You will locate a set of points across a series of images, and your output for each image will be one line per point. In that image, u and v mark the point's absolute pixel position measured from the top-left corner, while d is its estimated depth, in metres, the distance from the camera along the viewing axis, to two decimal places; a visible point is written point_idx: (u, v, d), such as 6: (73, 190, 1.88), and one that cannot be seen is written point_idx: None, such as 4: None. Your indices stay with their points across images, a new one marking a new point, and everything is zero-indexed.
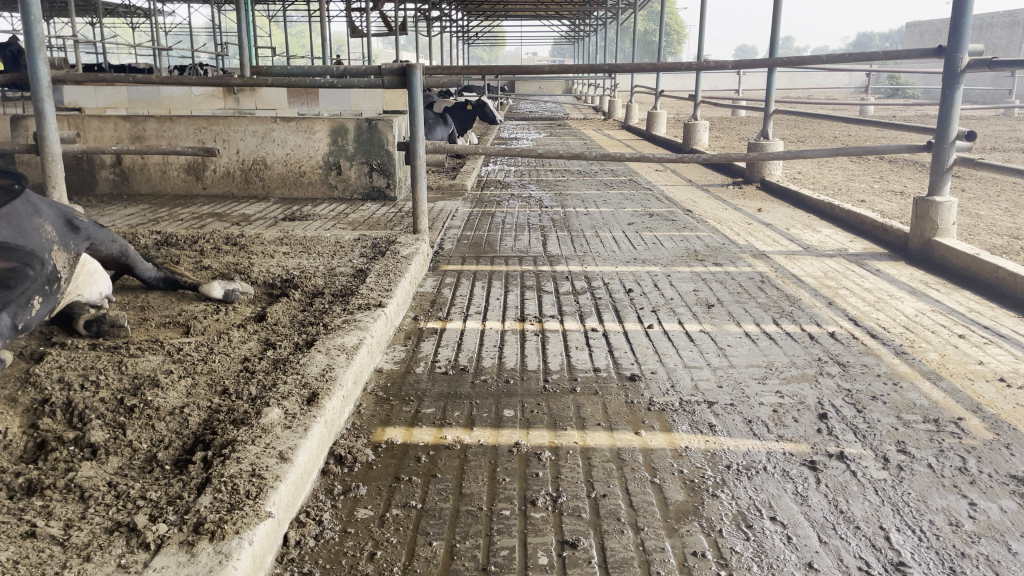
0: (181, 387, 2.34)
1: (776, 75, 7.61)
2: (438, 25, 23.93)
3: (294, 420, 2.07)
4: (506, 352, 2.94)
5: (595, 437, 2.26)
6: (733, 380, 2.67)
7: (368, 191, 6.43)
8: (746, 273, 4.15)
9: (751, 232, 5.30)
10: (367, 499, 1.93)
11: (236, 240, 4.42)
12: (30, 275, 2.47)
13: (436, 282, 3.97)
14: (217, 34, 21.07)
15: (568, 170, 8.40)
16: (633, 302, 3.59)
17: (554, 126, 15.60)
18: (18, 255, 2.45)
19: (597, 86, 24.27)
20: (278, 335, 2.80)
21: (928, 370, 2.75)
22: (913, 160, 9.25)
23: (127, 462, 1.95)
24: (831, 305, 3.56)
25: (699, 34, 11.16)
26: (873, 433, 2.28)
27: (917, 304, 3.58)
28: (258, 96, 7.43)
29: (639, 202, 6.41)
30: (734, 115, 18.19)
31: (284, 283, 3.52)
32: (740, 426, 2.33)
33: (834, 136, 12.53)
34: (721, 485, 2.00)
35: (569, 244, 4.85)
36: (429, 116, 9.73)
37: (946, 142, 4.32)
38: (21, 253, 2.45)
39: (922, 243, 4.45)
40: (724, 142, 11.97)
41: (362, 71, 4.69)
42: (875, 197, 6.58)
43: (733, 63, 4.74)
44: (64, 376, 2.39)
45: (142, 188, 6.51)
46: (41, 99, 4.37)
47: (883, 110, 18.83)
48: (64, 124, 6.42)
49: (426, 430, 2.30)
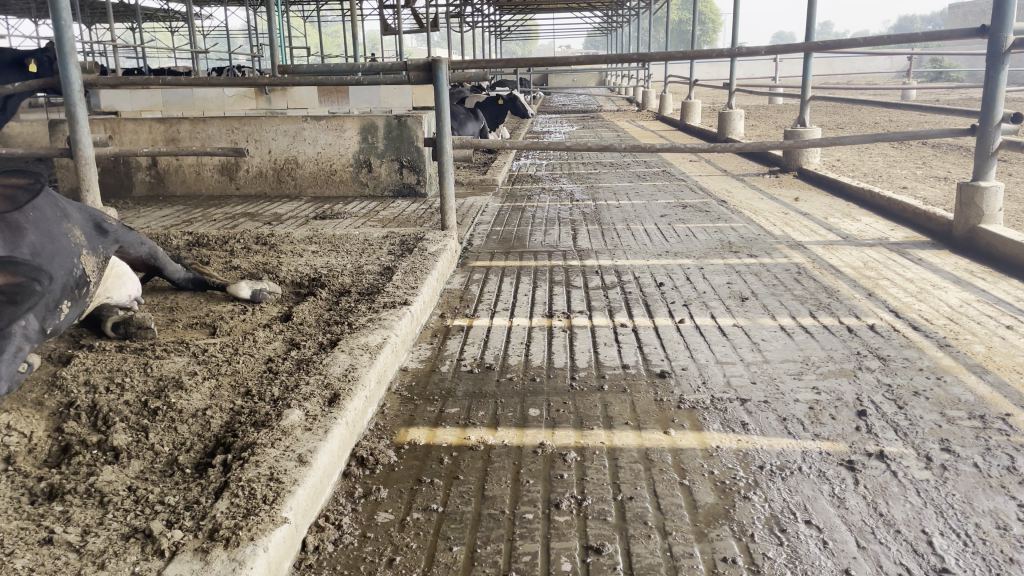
0: (205, 389, 2.32)
1: (813, 60, 7.41)
2: (470, 20, 23.94)
3: (315, 422, 2.04)
4: (533, 349, 2.89)
5: (623, 437, 2.20)
6: (768, 376, 2.58)
7: (398, 188, 6.42)
8: (783, 264, 4.04)
9: (787, 222, 5.17)
10: (388, 503, 1.89)
11: (267, 238, 4.43)
12: (38, 291, 2.35)
13: (464, 279, 3.93)
14: (253, 36, 21.31)
15: (600, 162, 8.31)
16: (665, 296, 3.51)
17: (587, 118, 15.47)
18: (24, 270, 2.34)
19: (631, 77, 24.11)
20: (303, 335, 2.78)
21: (973, 363, 2.64)
22: (958, 144, 8.98)
23: (149, 465, 1.93)
24: (871, 297, 3.44)
25: (733, 22, 10.97)
26: (916, 430, 2.18)
27: (963, 294, 3.44)
28: (290, 95, 7.46)
29: (672, 194, 6.31)
30: (771, 102, 17.88)
31: (311, 282, 3.51)
32: (774, 424, 2.25)
33: (875, 121, 12.26)
34: (753, 486, 1.92)
35: (600, 238, 4.77)
36: (460, 111, 9.69)
37: (991, 125, 4.15)
38: (27, 268, 2.35)
39: (967, 230, 4.29)
40: (761, 130, 11.77)
41: (388, 67, 4.66)
42: (918, 183, 6.38)
43: (766, 49, 4.60)
44: (90, 379, 2.39)
45: (177, 189, 6.58)
46: (74, 103, 4.43)
47: (927, 93, 18.38)
48: (100, 127, 6.50)
49: (449, 430, 2.26)
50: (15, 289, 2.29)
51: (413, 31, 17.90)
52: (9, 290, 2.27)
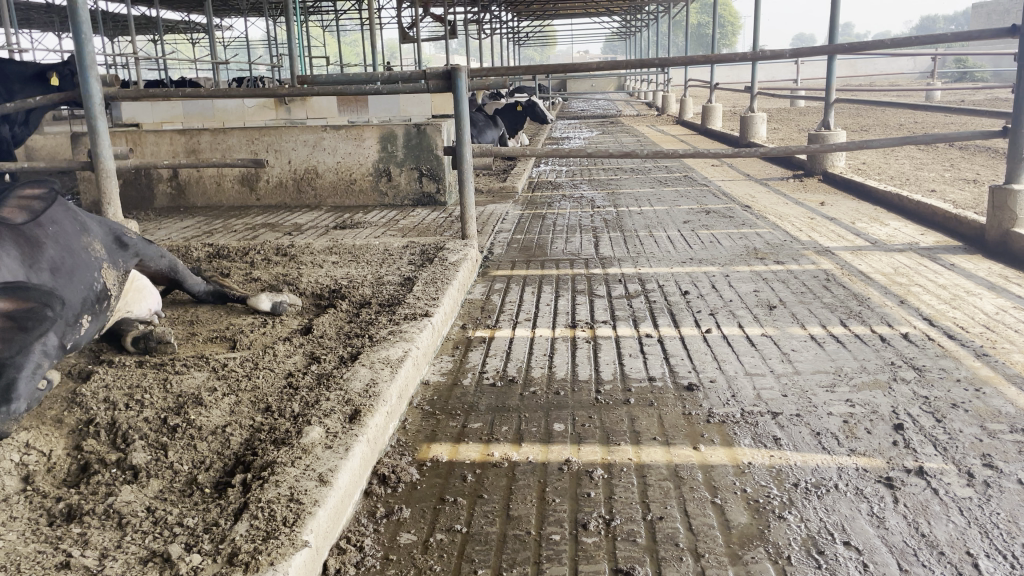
0: (225, 405, 2.29)
1: (837, 61, 7.30)
2: (488, 28, 23.98)
3: (335, 440, 2.00)
4: (556, 360, 2.84)
5: (652, 453, 2.14)
6: (799, 388, 2.51)
7: (418, 197, 6.40)
8: (810, 271, 3.96)
9: (813, 227, 5.08)
10: (411, 523, 1.84)
11: (287, 250, 4.41)
12: (49, 315, 2.28)
13: (485, 288, 3.89)
14: (272, 46, 21.41)
15: (621, 168, 8.25)
16: (690, 305, 3.45)
17: (606, 123, 15.42)
18: (36, 295, 2.27)
19: (649, 82, 24.06)
20: (323, 348, 2.75)
21: (1013, 373, 2.55)
22: (987, 146, 8.82)
23: (168, 485, 1.90)
24: (903, 304, 3.35)
25: (754, 26, 10.88)
26: (956, 445, 2.10)
27: (998, 301, 3.34)
28: (309, 105, 7.46)
29: (695, 199, 6.23)
30: (793, 105, 17.75)
31: (332, 293, 3.48)
32: (808, 439, 2.18)
33: (899, 123, 12.11)
34: (788, 505, 1.86)
35: (623, 245, 4.71)
36: (480, 119, 9.68)
37: None
38: (39, 292, 2.28)
39: (1000, 234, 4.17)
40: (783, 133, 11.63)
41: (407, 76, 4.62)
42: (946, 186, 6.26)
43: (789, 51, 4.52)
44: (110, 396, 2.37)
45: (198, 201, 6.60)
46: (95, 116, 4.44)
47: (952, 96, 18.15)
48: (122, 140, 6.54)
49: (473, 446, 2.21)
50: (26, 315, 2.20)
51: (432, 39, 17.92)
52: (20, 316, 2.19)
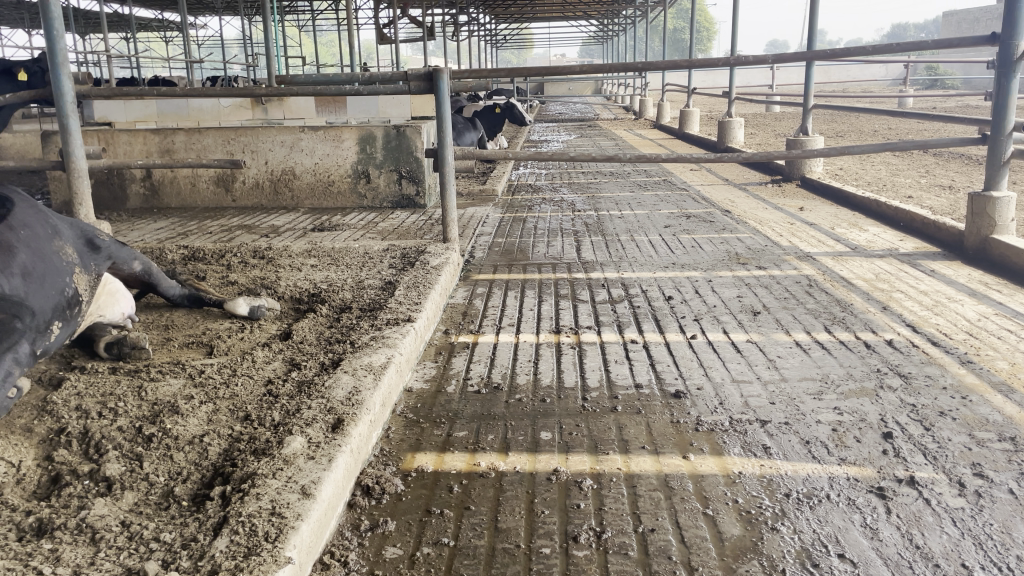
0: (202, 414, 2.22)
1: (814, 68, 7.34)
2: (466, 30, 23.92)
3: (318, 450, 1.94)
4: (541, 367, 2.80)
5: (641, 462, 2.10)
6: (787, 396, 2.49)
7: (397, 199, 6.34)
8: (792, 276, 3.96)
9: (793, 233, 5.09)
10: (396, 537, 1.79)
11: (264, 252, 4.32)
12: (17, 328, 2.20)
13: (467, 293, 3.84)
14: (247, 45, 21.16)
15: (600, 172, 8.24)
16: (674, 311, 3.42)
17: (583, 126, 15.44)
18: (5, 305, 2.19)
19: (626, 86, 24.14)
20: (304, 354, 2.69)
21: (998, 381, 2.55)
22: (960, 152, 8.93)
23: (143, 497, 1.83)
24: (886, 311, 3.35)
25: (732, 31, 10.93)
26: (945, 454, 2.09)
27: (979, 307, 3.36)
28: (286, 105, 7.36)
29: (675, 204, 6.23)
30: (769, 111, 17.89)
31: (311, 297, 3.41)
32: (797, 447, 2.16)
33: (873, 129, 12.24)
34: (781, 516, 1.83)
35: (605, 250, 4.68)
36: (458, 121, 9.63)
37: (1003, 134, 4.06)
38: (8, 303, 2.20)
39: (979, 240, 4.20)
40: (760, 138, 11.69)
41: (388, 77, 4.56)
42: (923, 192, 6.31)
43: (771, 57, 4.52)
44: (82, 404, 2.29)
45: (172, 201, 6.48)
46: (66, 115, 4.33)
47: (924, 103, 18.41)
48: (93, 138, 6.41)
49: (458, 456, 2.16)
50: None
51: (409, 40, 17.82)
52: None
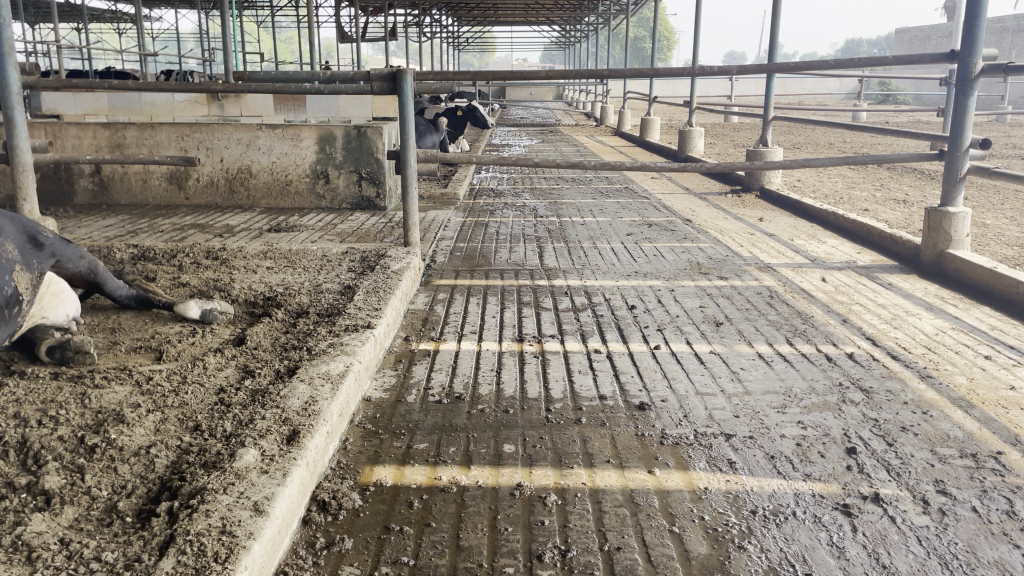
0: (150, 423, 2.12)
1: (775, 80, 7.41)
2: (429, 32, 23.79)
3: (272, 464, 1.85)
4: (504, 376, 2.74)
5: (605, 477, 2.06)
6: (751, 409, 2.47)
7: (356, 201, 6.24)
8: (753, 287, 3.97)
9: (754, 243, 5.12)
10: (353, 555, 1.72)
11: (217, 253, 4.20)
12: None
13: (429, 298, 3.77)
14: (204, 41, 20.69)
15: (562, 178, 8.23)
16: (637, 320, 3.40)
17: (546, 132, 15.44)
18: None
19: (587, 93, 24.26)
20: (258, 361, 2.59)
21: (958, 397, 2.56)
22: (914, 167, 9.12)
23: (84, 513, 1.73)
24: (846, 323, 3.37)
25: (694, 42, 11.04)
26: (909, 470, 2.09)
27: (936, 322, 3.40)
28: (244, 102, 7.16)
29: (636, 211, 6.24)
30: (728, 121, 18.15)
31: (266, 301, 3.30)
32: (762, 462, 2.13)
33: (829, 142, 12.47)
34: (747, 535, 1.80)
35: (567, 257, 4.65)
36: (420, 123, 9.55)
37: (960, 150, 4.13)
38: None
39: (935, 255, 4.27)
40: (720, 148, 11.80)
41: (350, 76, 4.46)
42: (878, 205, 6.42)
43: (734, 69, 4.54)
44: (20, 412, 2.17)
45: (122, 198, 6.28)
46: (11, 106, 4.16)
47: (876, 117, 18.88)
48: (40, 131, 6.18)
49: (418, 469, 2.09)
50: None
51: (371, 41, 17.59)
52: None
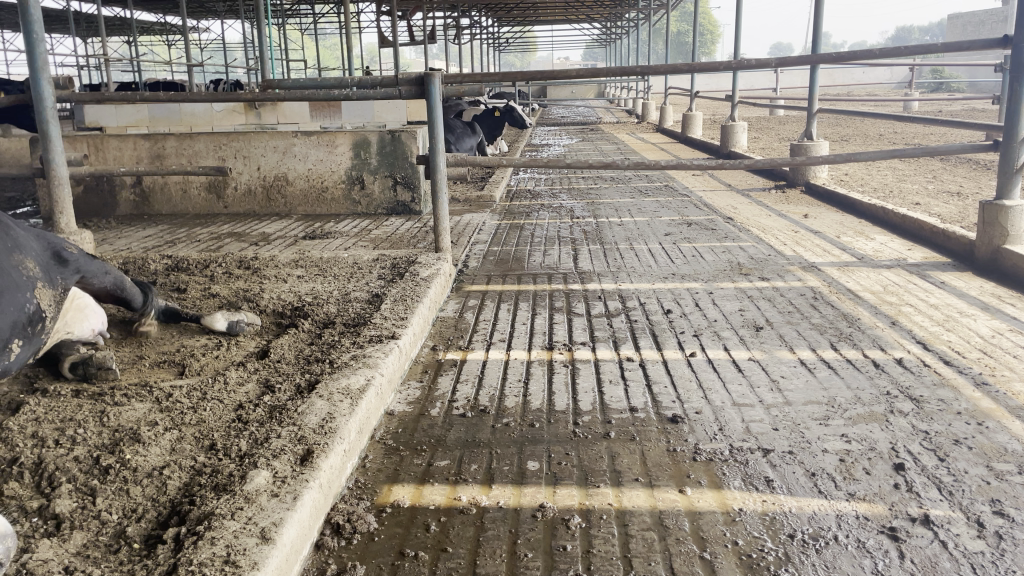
0: (166, 442, 2.07)
1: (819, 71, 7.17)
2: (468, 33, 23.81)
3: (283, 486, 1.79)
4: (532, 387, 2.65)
5: (633, 497, 1.95)
6: (791, 421, 2.34)
7: (392, 206, 6.21)
8: (797, 288, 3.80)
9: (798, 241, 4.94)
10: None
11: (250, 262, 4.18)
12: None
13: (459, 305, 3.70)
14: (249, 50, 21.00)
15: (600, 178, 8.11)
16: (673, 326, 3.27)
17: (587, 131, 15.28)
18: None
19: (629, 90, 23.99)
20: (279, 375, 2.54)
21: (1016, 406, 2.39)
22: (969, 158, 8.78)
23: (93, 539, 1.68)
24: (894, 326, 3.20)
25: (736, 35, 10.82)
26: (962, 489, 1.94)
27: (993, 323, 3.21)
28: (280, 109, 7.18)
29: (676, 210, 6.09)
30: (772, 114, 17.78)
31: (294, 311, 3.26)
32: (802, 480, 2.00)
33: (879, 134, 12.08)
34: (784, 562, 1.68)
35: (603, 259, 4.54)
36: (457, 125, 9.52)
37: (1016, 140, 3.91)
38: None
39: (991, 250, 4.05)
40: (765, 142, 11.54)
41: (380, 80, 4.41)
42: (930, 199, 6.17)
43: (775, 61, 4.36)
44: (39, 431, 2.15)
45: (163, 208, 6.35)
46: (46, 120, 4.19)
47: (928, 105, 18.27)
48: (83, 144, 6.28)
49: (437, 489, 2.01)
50: None
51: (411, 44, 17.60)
52: None
